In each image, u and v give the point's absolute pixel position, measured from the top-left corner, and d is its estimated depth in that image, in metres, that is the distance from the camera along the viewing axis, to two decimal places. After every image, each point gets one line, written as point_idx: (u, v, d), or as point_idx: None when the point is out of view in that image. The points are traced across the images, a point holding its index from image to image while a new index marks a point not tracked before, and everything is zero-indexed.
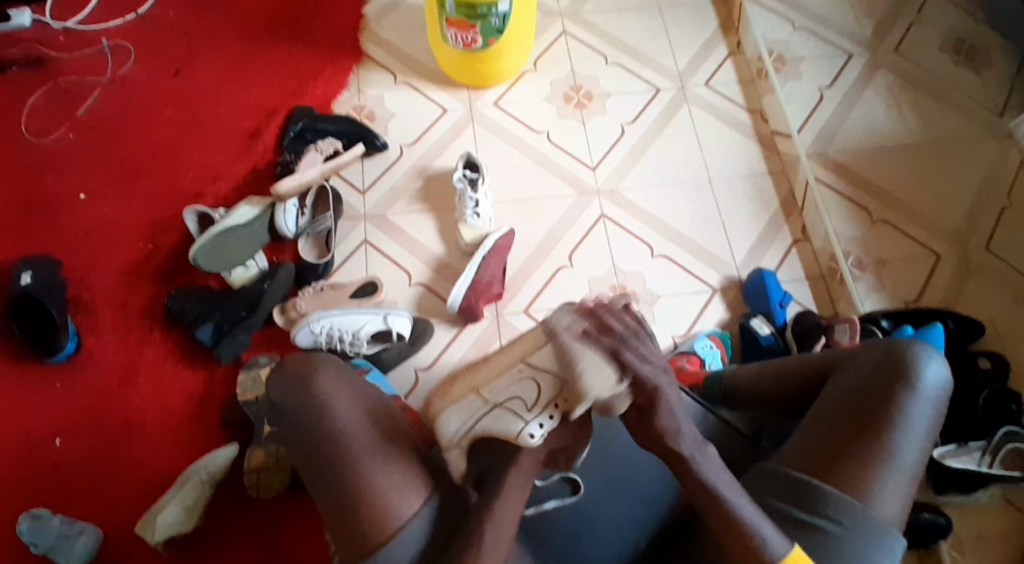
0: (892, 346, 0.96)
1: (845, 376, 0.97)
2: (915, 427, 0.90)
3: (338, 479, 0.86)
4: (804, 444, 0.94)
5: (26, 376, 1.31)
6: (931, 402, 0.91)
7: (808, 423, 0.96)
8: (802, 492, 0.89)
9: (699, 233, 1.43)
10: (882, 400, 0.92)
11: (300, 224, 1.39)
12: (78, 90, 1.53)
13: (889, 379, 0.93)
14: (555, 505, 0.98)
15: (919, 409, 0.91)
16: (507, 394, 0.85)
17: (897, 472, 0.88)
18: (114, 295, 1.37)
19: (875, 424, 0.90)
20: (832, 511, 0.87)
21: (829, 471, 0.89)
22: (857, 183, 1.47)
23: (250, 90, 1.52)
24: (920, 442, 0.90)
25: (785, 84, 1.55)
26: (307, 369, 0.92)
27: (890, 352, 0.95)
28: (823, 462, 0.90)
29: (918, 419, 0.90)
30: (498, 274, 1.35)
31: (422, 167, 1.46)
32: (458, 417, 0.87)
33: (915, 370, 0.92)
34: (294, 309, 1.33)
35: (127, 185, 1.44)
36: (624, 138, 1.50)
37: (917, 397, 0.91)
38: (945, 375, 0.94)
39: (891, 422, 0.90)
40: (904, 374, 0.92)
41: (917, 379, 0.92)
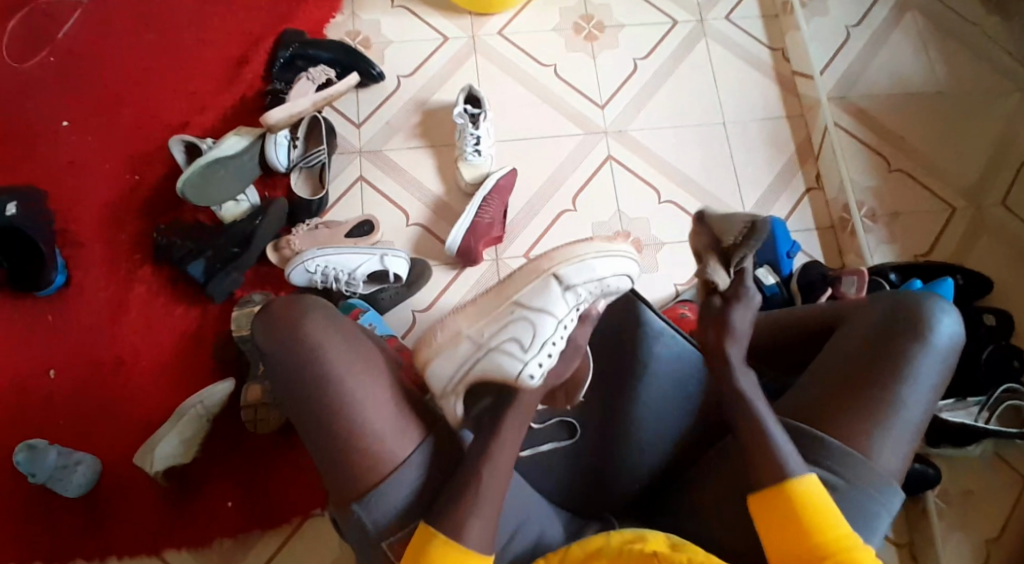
0: (903, 300, 0.94)
1: (852, 328, 0.95)
2: (922, 381, 0.88)
3: (333, 434, 0.82)
4: (809, 395, 0.92)
5: (16, 309, 1.30)
6: (940, 357, 0.90)
7: (812, 374, 0.94)
8: (803, 444, 0.88)
9: (708, 179, 1.38)
10: (891, 353, 0.90)
11: (293, 158, 1.34)
12: (56, 10, 1.43)
13: (898, 332, 0.90)
14: (551, 448, 0.95)
15: (928, 363, 0.89)
16: (501, 337, 0.83)
17: (902, 426, 0.87)
18: (102, 227, 1.33)
19: (881, 376, 0.88)
20: (833, 464, 0.85)
21: (831, 422, 0.88)
22: (877, 130, 1.40)
23: (239, 12, 1.43)
24: (926, 397, 0.89)
25: (809, 21, 1.47)
26: (294, 314, 0.85)
27: (902, 306, 0.93)
28: (825, 414, 0.89)
29: (925, 374, 0.89)
30: (498, 216, 1.31)
31: (421, 101, 1.40)
32: (453, 363, 0.84)
33: (927, 323, 0.90)
34: (289, 247, 1.29)
35: (111, 113, 1.38)
36: (636, 75, 1.42)
37: (926, 350, 0.89)
38: (957, 329, 0.92)
39: (897, 375, 0.88)
40: (915, 328, 0.90)
41: (929, 333, 0.90)
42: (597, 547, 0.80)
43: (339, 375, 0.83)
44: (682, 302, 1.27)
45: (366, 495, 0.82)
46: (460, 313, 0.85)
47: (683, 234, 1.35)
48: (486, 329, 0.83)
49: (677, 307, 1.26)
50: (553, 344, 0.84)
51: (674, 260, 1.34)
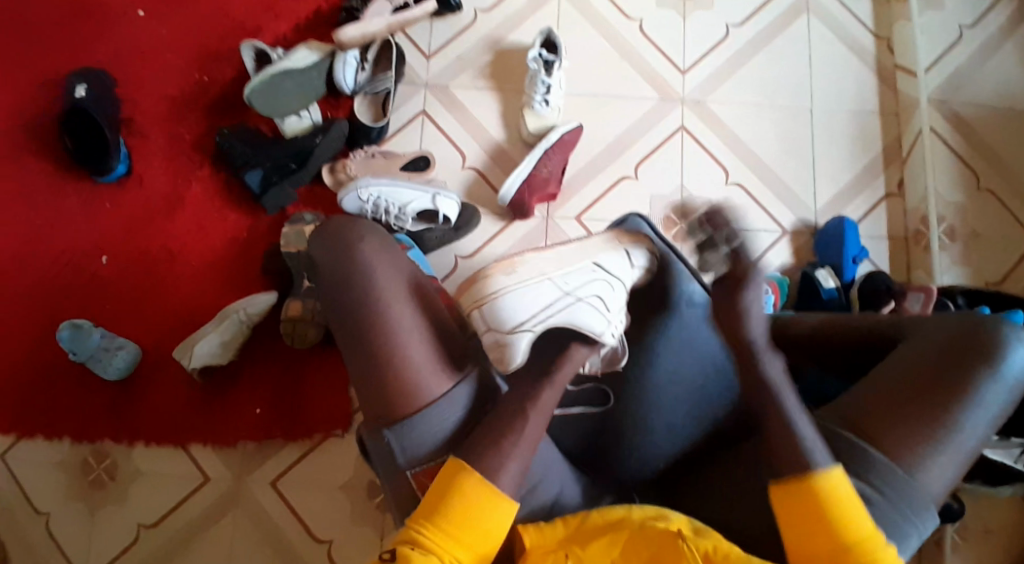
0: (980, 321, 0.86)
1: (920, 339, 0.88)
2: (984, 409, 0.82)
3: (373, 359, 0.85)
4: (859, 402, 0.87)
5: (77, 190, 1.32)
6: (1008, 388, 0.83)
7: (867, 381, 0.88)
8: (842, 451, 0.84)
9: (782, 167, 1.31)
10: (957, 374, 0.83)
11: (360, 81, 1.31)
12: None
13: (969, 355, 0.83)
14: (580, 411, 0.98)
15: (995, 390, 0.82)
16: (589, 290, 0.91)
17: (952, 451, 0.82)
18: (167, 123, 1.34)
19: (942, 398, 0.82)
20: (871, 476, 0.82)
21: (876, 434, 0.83)
22: (973, 143, 1.31)
23: None
24: (985, 426, 0.83)
25: (923, 12, 1.34)
26: (351, 233, 0.90)
27: (980, 327, 0.85)
28: (872, 424, 0.84)
29: (989, 402, 0.82)
30: (557, 171, 1.27)
31: (495, 40, 1.35)
32: (536, 300, 0.89)
33: (1001, 350, 0.83)
34: (344, 170, 1.29)
35: (188, 10, 1.37)
36: (726, 42, 1.33)
37: (995, 377, 0.82)
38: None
39: (959, 399, 0.82)
40: (987, 353, 0.83)
41: (1001, 360, 0.83)
42: (619, 517, 0.80)
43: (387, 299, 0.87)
44: None
45: (399, 423, 0.84)
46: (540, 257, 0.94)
47: (745, 221, 1.29)
48: (573, 280, 0.92)
49: None
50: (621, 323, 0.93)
51: None
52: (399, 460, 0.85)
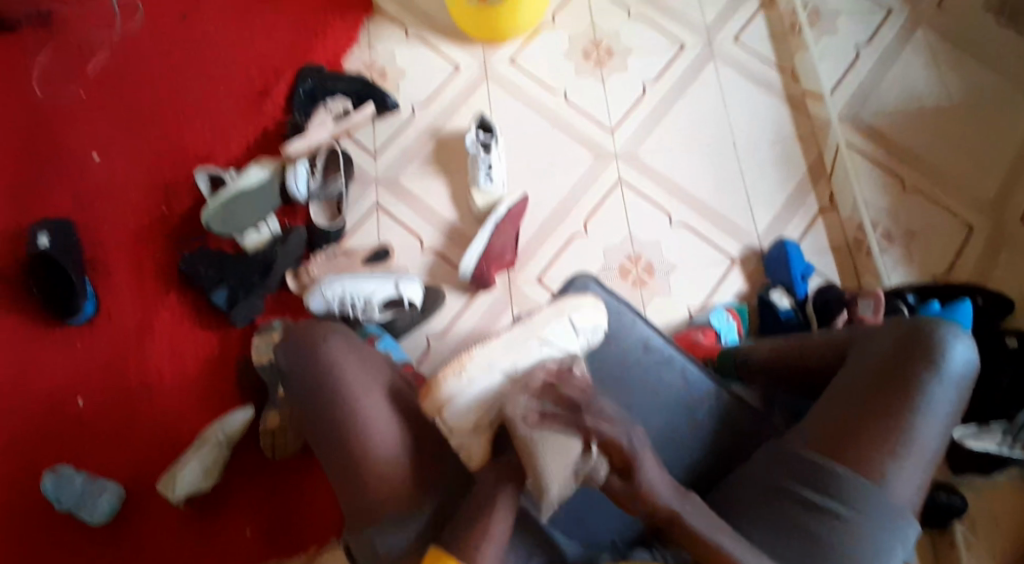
0: (917, 325, 0.93)
1: (866, 353, 0.95)
2: (937, 410, 0.88)
3: (336, 447, 0.93)
4: (820, 422, 0.92)
5: (48, 337, 1.34)
6: (954, 385, 0.90)
7: (826, 400, 0.94)
8: (816, 475, 0.89)
9: (719, 201, 1.38)
10: (903, 381, 0.90)
11: (311, 188, 1.35)
12: (87, 47, 1.46)
13: (913, 358, 0.90)
14: None
15: (941, 393, 0.89)
16: (539, 370, 0.94)
17: (916, 456, 0.87)
18: (130, 258, 1.37)
19: (896, 407, 0.88)
20: (845, 495, 0.86)
21: (840, 452, 0.88)
22: (891, 150, 1.40)
23: (258, 46, 1.44)
24: (942, 425, 0.89)
25: (819, 41, 1.46)
26: (313, 335, 0.98)
27: (919, 330, 0.92)
28: (840, 443, 0.89)
29: (940, 402, 0.88)
30: (510, 242, 1.33)
31: (434, 130, 1.42)
32: (492, 393, 0.93)
33: (940, 351, 0.90)
34: (306, 274, 1.33)
35: (137, 146, 1.40)
36: (647, 97, 1.43)
37: (938, 380, 0.89)
38: (972, 356, 0.91)
39: (913, 404, 0.88)
40: (929, 355, 0.90)
41: (942, 360, 0.90)
42: None
43: (354, 389, 0.94)
44: (695, 328, 1.28)
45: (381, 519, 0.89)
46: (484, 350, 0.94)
47: (695, 257, 1.36)
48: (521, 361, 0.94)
49: (691, 332, 1.28)
50: None
51: (685, 283, 1.35)
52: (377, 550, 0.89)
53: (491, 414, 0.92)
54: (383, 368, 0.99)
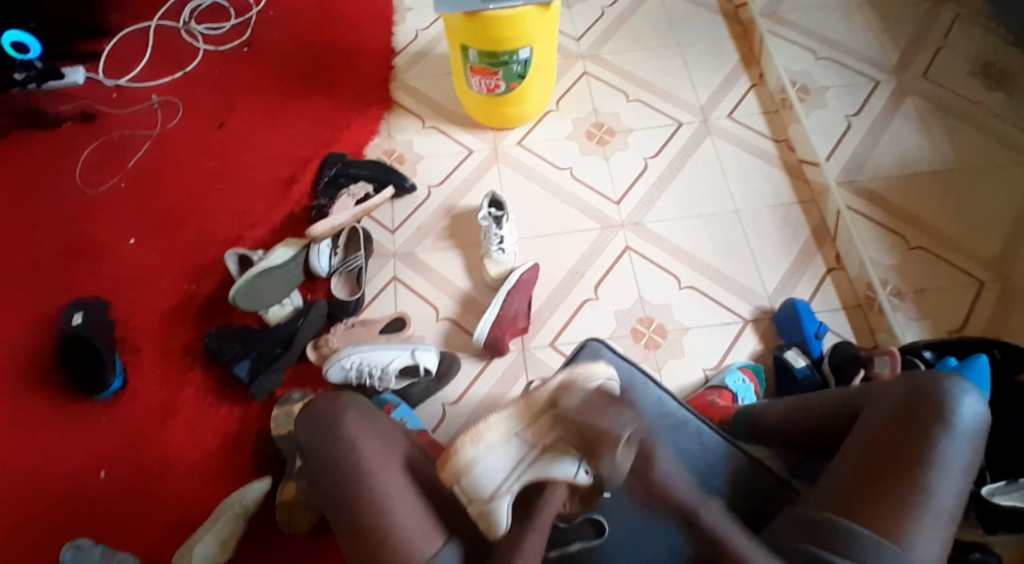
0: (925, 381, 0.93)
1: (874, 413, 0.95)
2: (952, 467, 0.87)
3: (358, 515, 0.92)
4: (836, 483, 0.91)
5: (74, 413, 1.36)
6: (967, 441, 0.89)
7: (839, 460, 0.93)
8: (833, 539, 0.87)
9: (725, 264, 1.42)
10: (915, 437, 0.89)
11: (334, 264, 1.43)
12: (129, 143, 1.59)
13: (921, 414, 0.90)
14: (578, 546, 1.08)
15: (954, 447, 0.88)
16: (552, 439, 0.95)
17: (935, 514, 0.86)
18: (159, 335, 1.42)
19: (910, 463, 0.87)
20: (863, 558, 0.85)
21: (858, 513, 0.88)
22: (891, 211, 1.43)
23: (287, 140, 1.57)
24: (958, 482, 0.87)
25: (810, 113, 1.54)
26: (335, 407, 1.00)
27: (926, 387, 0.92)
28: (856, 505, 0.88)
29: (954, 459, 0.88)
30: (523, 308, 1.36)
31: (449, 207, 1.50)
32: (506, 462, 0.94)
33: (949, 408, 0.90)
34: (326, 345, 1.36)
35: (173, 232, 1.50)
36: (648, 171, 1.51)
37: (950, 434, 0.88)
38: (983, 411, 0.91)
39: (928, 462, 0.87)
40: (939, 412, 0.90)
41: (951, 416, 0.90)
42: None
43: (371, 466, 0.94)
44: (712, 389, 1.28)
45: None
46: (500, 417, 0.95)
47: (705, 318, 1.38)
48: (535, 431, 0.95)
49: (707, 394, 1.28)
50: (588, 463, 0.97)
51: (698, 342, 1.36)
52: None
53: (508, 488, 0.94)
54: (398, 436, 1.01)
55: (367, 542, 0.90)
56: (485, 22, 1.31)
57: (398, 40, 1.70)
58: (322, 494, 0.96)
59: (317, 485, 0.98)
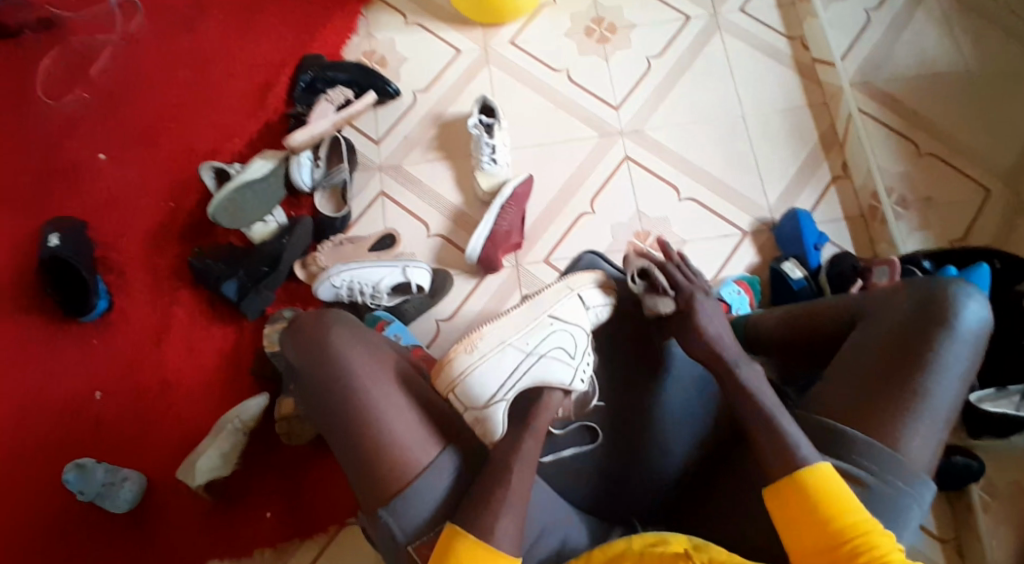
0: (929, 287, 0.92)
1: (876, 320, 0.94)
2: (952, 372, 0.87)
3: (352, 437, 0.89)
4: (838, 391, 0.91)
5: (62, 335, 1.34)
6: (969, 345, 0.88)
7: (840, 368, 0.92)
8: (835, 443, 0.87)
9: (727, 174, 1.36)
10: (918, 344, 0.88)
11: (316, 177, 1.35)
12: (91, 50, 1.47)
13: (924, 321, 0.89)
14: (572, 453, 1.01)
15: (956, 351, 0.88)
16: (548, 345, 1.00)
17: (934, 415, 0.86)
18: (141, 254, 1.37)
19: (910, 368, 0.87)
20: (864, 458, 0.85)
21: (858, 419, 0.87)
22: (903, 114, 1.36)
23: (259, 41, 1.45)
24: (959, 385, 0.88)
25: (828, 8, 1.42)
26: (321, 326, 0.95)
27: (930, 293, 0.91)
28: (858, 412, 0.87)
29: (954, 363, 0.87)
30: (517, 223, 1.31)
31: (437, 115, 1.41)
32: (503, 368, 0.98)
33: (953, 312, 0.89)
34: (314, 262, 1.33)
35: (145, 144, 1.41)
36: (651, 73, 1.41)
37: (952, 339, 0.88)
38: (987, 314, 0.90)
39: (931, 368, 0.87)
40: (943, 316, 0.88)
41: (954, 319, 0.89)
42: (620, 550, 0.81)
43: (363, 384, 0.91)
44: None
45: (392, 500, 0.87)
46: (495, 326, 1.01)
47: (705, 230, 1.34)
48: (529, 339, 1.00)
49: None
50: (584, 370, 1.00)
51: (697, 257, 1.33)
52: (397, 537, 0.86)
53: (503, 396, 0.96)
54: (390, 352, 0.97)
55: (364, 462, 0.89)
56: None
57: None
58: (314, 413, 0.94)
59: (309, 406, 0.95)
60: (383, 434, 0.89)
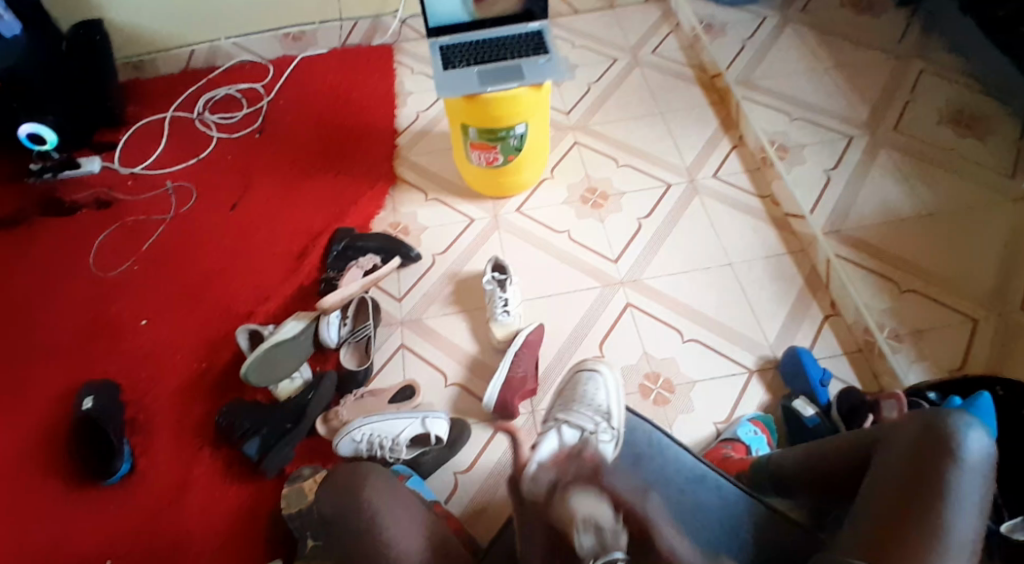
0: (931, 418, 0.95)
1: (888, 454, 0.96)
2: (965, 501, 0.88)
3: None
4: (863, 529, 0.91)
5: (81, 497, 1.33)
6: (978, 476, 0.89)
7: (863, 505, 0.93)
8: None
9: (725, 316, 1.45)
10: (930, 475, 0.90)
11: (343, 334, 1.44)
12: (144, 226, 1.63)
13: (933, 451, 0.91)
14: None
15: (967, 480, 0.89)
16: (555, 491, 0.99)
17: (955, 548, 0.86)
18: (170, 414, 1.41)
19: (926, 501, 0.88)
20: None
21: (886, 556, 0.86)
22: (880, 258, 1.48)
23: (295, 218, 1.62)
24: (973, 519, 0.87)
25: (791, 170, 1.61)
26: (354, 479, 1.00)
27: (933, 422, 0.94)
28: (882, 545, 0.87)
29: (966, 494, 0.88)
30: (531, 369, 1.37)
31: (453, 274, 1.54)
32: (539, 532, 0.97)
33: (955, 442, 0.91)
34: (336, 417, 1.35)
35: (183, 311, 1.52)
36: (643, 231, 1.57)
37: (962, 468, 0.89)
38: (989, 446, 0.92)
39: (940, 496, 0.88)
40: (948, 446, 0.91)
41: (960, 449, 0.90)
42: None
43: (397, 535, 0.95)
44: (725, 442, 1.28)
45: None
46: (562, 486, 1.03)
47: (712, 371, 1.40)
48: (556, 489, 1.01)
49: (720, 446, 1.28)
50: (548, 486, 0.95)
51: (707, 398, 1.37)
52: None
53: None
54: (416, 506, 1.01)
55: None
56: (485, 104, 1.40)
57: (400, 120, 1.78)
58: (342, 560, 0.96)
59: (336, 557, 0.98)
60: None
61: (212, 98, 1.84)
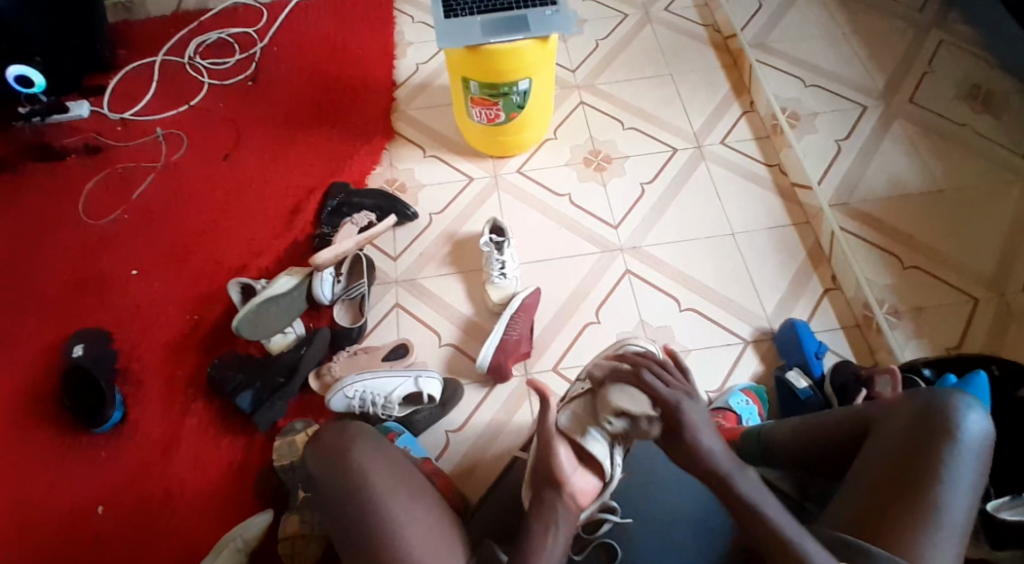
0: (929, 398, 0.95)
1: (881, 432, 0.96)
2: (960, 483, 0.87)
3: (368, 549, 0.91)
4: (853, 505, 0.91)
5: (72, 445, 1.33)
6: (974, 456, 0.89)
7: (854, 481, 0.93)
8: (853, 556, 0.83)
9: (724, 287, 1.44)
10: (924, 456, 0.89)
11: (336, 291, 1.42)
12: (134, 174, 1.60)
13: (928, 432, 0.91)
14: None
15: (962, 463, 0.88)
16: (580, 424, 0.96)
17: (947, 528, 0.85)
18: (161, 365, 1.40)
19: (919, 480, 0.88)
20: None
21: (872, 531, 0.86)
22: (885, 232, 1.46)
23: (291, 170, 1.59)
24: (965, 500, 0.87)
25: (801, 139, 1.58)
26: (341, 438, 0.99)
27: (929, 404, 0.94)
28: (870, 522, 0.87)
29: (960, 475, 0.88)
30: (526, 333, 1.36)
31: (450, 234, 1.51)
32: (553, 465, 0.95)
33: (954, 422, 0.90)
34: (329, 373, 1.34)
35: (176, 262, 1.50)
36: (645, 197, 1.54)
37: (957, 450, 0.89)
38: (987, 427, 0.92)
39: (935, 476, 0.87)
40: (944, 426, 0.90)
41: (957, 430, 0.90)
42: None
43: (384, 497, 0.94)
44: (716, 410, 1.26)
45: None
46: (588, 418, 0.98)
47: (708, 340, 1.39)
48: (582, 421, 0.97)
49: (712, 415, 1.25)
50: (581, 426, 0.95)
51: (703, 368, 1.36)
52: None
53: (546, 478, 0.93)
54: (404, 462, 1.01)
55: None
56: (487, 55, 1.35)
57: (400, 74, 1.73)
58: (330, 520, 0.95)
59: (324, 512, 0.97)
60: (393, 542, 0.91)
61: (205, 42, 1.78)
